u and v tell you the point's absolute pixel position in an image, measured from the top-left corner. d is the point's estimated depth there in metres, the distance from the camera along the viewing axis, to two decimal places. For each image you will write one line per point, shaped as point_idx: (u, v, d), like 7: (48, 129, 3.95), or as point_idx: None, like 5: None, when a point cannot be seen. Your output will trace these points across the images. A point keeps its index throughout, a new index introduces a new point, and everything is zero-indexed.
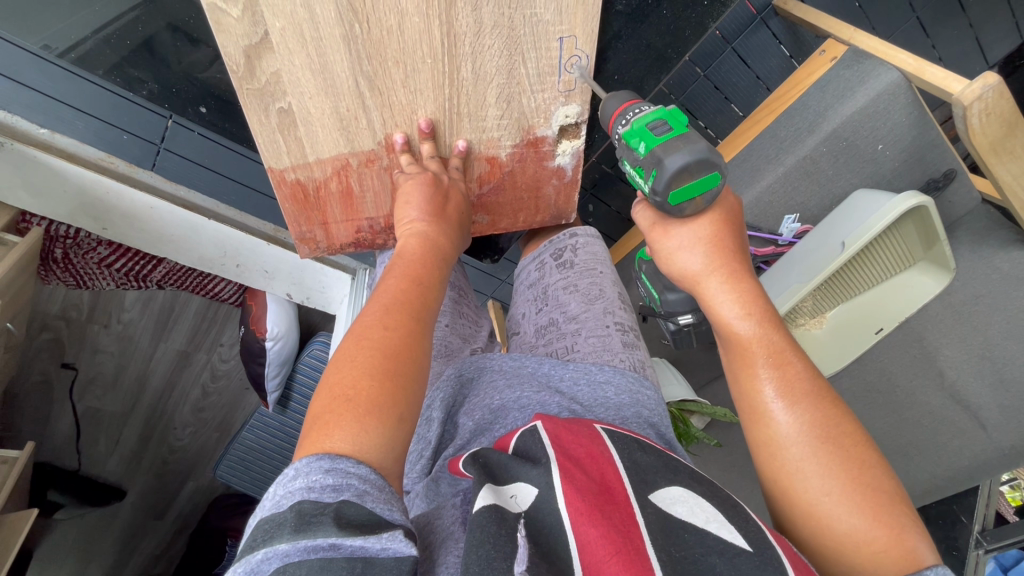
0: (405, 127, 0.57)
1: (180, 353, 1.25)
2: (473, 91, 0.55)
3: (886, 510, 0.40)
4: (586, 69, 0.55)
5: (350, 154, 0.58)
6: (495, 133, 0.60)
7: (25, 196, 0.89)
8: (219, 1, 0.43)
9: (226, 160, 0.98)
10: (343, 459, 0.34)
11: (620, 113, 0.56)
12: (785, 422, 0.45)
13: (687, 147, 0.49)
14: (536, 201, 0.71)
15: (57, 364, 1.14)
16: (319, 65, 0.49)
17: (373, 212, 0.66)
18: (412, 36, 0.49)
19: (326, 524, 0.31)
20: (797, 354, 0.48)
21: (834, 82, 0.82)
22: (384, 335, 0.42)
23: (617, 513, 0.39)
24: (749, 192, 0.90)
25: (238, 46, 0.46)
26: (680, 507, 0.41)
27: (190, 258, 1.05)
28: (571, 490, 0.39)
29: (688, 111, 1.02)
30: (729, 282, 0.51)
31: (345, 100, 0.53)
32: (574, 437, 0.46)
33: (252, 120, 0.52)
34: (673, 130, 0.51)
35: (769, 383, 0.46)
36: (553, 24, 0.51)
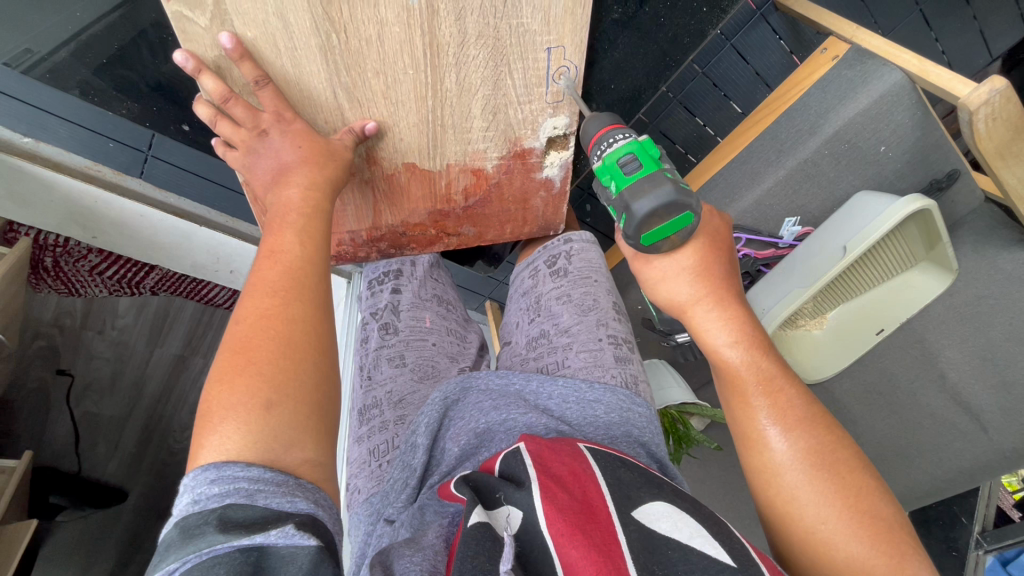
0: (391, 139, 0.55)
1: (176, 358, 1.27)
2: (458, 103, 0.53)
3: (884, 537, 0.39)
4: (574, 80, 0.54)
5: None
6: (481, 145, 0.58)
7: (12, 206, 0.89)
8: (185, 9, 0.40)
9: (216, 166, 0.97)
10: (229, 466, 0.36)
11: (599, 139, 0.53)
12: (779, 449, 0.44)
13: (655, 191, 0.47)
14: (524, 212, 0.70)
15: (53, 371, 1.14)
16: (295, 76, 0.47)
17: (355, 225, 0.64)
18: (393, 46, 0.46)
19: (209, 532, 0.33)
20: (790, 379, 0.48)
21: (836, 82, 0.79)
22: (235, 330, 0.42)
23: (599, 531, 0.38)
24: (747, 196, 0.87)
25: (208, 56, 0.44)
26: (663, 522, 0.40)
27: (182, 265, 1.08)
28: (551, 510, 0.40)
29: (686, 109, 1.00)
30: (719, 308, 0.50)
31: (324, 112, 0.51)
32: (556, 456, 0.46)
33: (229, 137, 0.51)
34: (643, 168, 0.49)
35: (762, 410, 0.46)
36: (541, 35, 0.49)
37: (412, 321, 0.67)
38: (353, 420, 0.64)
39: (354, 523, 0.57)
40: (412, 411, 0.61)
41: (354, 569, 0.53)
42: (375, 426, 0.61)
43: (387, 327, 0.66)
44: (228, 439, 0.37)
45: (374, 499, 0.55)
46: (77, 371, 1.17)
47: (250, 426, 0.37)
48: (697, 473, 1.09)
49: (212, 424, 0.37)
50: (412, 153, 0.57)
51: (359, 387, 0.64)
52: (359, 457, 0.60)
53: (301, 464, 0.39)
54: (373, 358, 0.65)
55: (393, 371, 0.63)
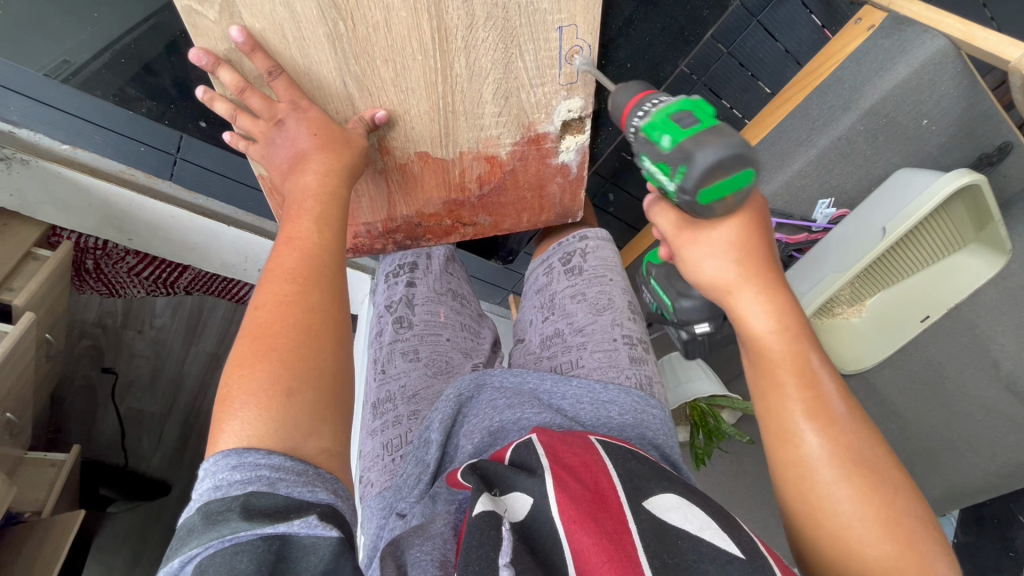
0: (400, 132, 0.55)
1: (211, 356, 1.32)
2: (468, 88, 0.52)
3: (912, 536, 0.39)
4: (589, 59, 0.52)
5: None
6: (494, 131, 0.57)
7: (53, 210, 0.99)
8: (194, 3, 0.40)
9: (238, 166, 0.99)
10: (250, 452, 0.36)
11: (635, 106, 0.52)
12: (814, 444, 0.42)
13: (716, 142, 0.43)
14: (541, 200, 0.68)
15: (98, 369, 1.22)
16: (303, 65, 0.47)
17: (369, 217, 0.64)
18: (401, 33, 0.46)
19: (232, 519, 0.32)
20: (827, 372, 0.45)
21: (871, 53, 0.73)
22: (253, 316, 0.41)
23: (611, 520, 0.38)
24: (777, 178, 0.82)
25: (217, 49, 0.45)
26: (674, 513, 0.39)
27: (214, 264, 1.16)
28: (565, 498, 0.39)
29: (711, 92, 0.98)
30: (763, 295, 0.46)
31: (335, 103, 0.51)
32: (566, 446, 0.45)
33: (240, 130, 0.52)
34: (700, 122, 0.45)
35: (799, 403, 0.44)
36: (551, 13, 0.47)
37: (426, 315, 0.67)
38: (366, 414, 0.64)
39: (366, 516, 0.58)
40: (424, 407, 0.60)
41: (366, 561, 0.53)
42: (387, 420, 0.61)
43: (401, 321, 0.66)
44: (246, 425, 0.37)
45: (386, 493, 0.55)
46: (120, 369, 1.24)
47: (264, 421, 0.37)
48: (730, 469, 1.06)
49: (231, 411, 0.37)
50: (425, 142, 0.57)
51: (373, 381, 0.64)
52: (371, 450, 0.60)
53: (318, 454, 0.38)
54: (387, 351, 0.65)
55: (406, 365, 0.63)
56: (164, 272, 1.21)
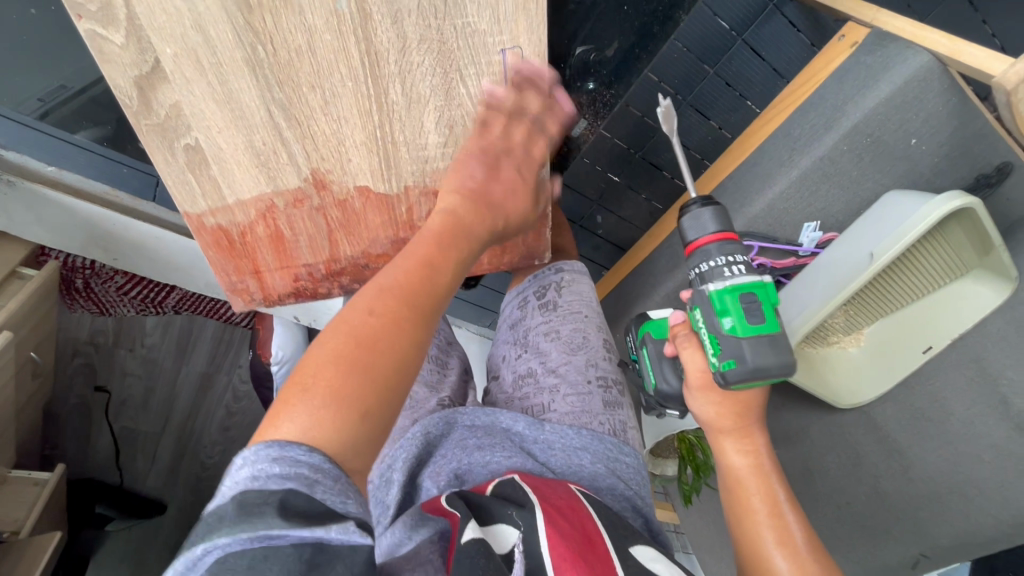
0: (333, 163, 0.48)
1: (202, 376, 1.33)
2: (407, 117, 0.47)
3: None
4: (539, 87, 0.47)
5: (275, 194, 0.49)
6: (442, 163, 0.51)
7: (40, 230, 1.01)
8: (98, 28, 0.38)
9: None
10: (293, 446, 0.32)
11: (707, 248, 0.54)
12: (782, 568, 0.46)
13: (769, 352, 0.52)
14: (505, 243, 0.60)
15: (91, 387, 1.24)
16: (224, 94, 0.43)
17: (310, 258, 0.54)
18: (326, 56, 0.42)
19: (269, 514, 0.30)
20: (793, 507, 0.50)
21: (854, 71, 0.70)
22: (365, 321, 0.38)
23: (598, 563, 0.39)
24: (757, 202, 0.77)
25: (128, 77, 0.41)
26: (656, 564, 0.42)
27: (198, 285, 1.15)
28: (553, 534, 0.40)
29: (699, 113, 0.98)
30: (742, 437, 0.54)
31: (259, 132, 0.45)
32: (551, 488, 0.47)
33: (158, 159, 0.45)
34: (765, 323, 0.53)
35: (769, 528, 0.48)
36: (491, 34, 0.43)
37: None
38: None
39: None
40: None
41: None
42: None
43: None
44: None
45: None
46: (113, 388, 1.26)
47: None
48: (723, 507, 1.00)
49: (297, 408, 0.34)
50: (365, 176, 0.49)
51: None
52: None
53: None
54: None
55: None
56: (151, 292, 1.21)
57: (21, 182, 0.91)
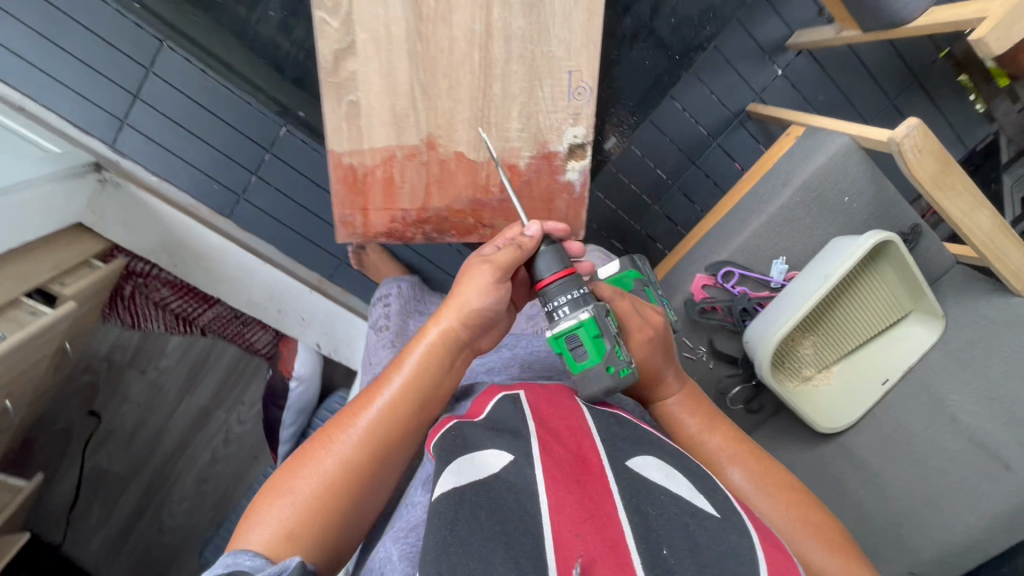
0: (445, 130, 0.68)
1: (201, 410, 1.48)
2: (501, 106, 0.68)
3: (822, 531, 0.58)
4: (590, 98, 0.70)
5: (397, 147, 0.68)
6: (517, 143, 0.70)
7: (121, 231, 1.15)
8: (326, 15, 0.60)
9: (305, 192, 1.16)
10: (245, 553, 0.49)
11: (548, 285, 0.62)
12: (740, 483, 0.63)
13: (597, 381, 0.60)
14: (549, 215, 0.75)
15: (86, 412, 1.43)
16: (386, 69, 0.64)
17: (408, 204, 0.71)
18: (459, 56, 0.65)
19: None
20: (735, 435, 0.68)
21: (799, 151, 0.97)
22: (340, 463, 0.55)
23: (593, 482, 0.47)
24: (737, 237, 0.97)
25: (331, 48, 0.62)
26: (652, 471, 0.50)
27: (239, 301, 1.26)
28: (550, 462, 0.48)
29: (684, 195, 1.26)
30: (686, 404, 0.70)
31: (402, 99, 0.65)
32: (555, 413, 0.56)
33: (327, 108, 0.64)
34: (592, 355, 0.60)
35: (727, 462, 0.65)
36: (563, 60, 0.68)
37: None
38: None
39: None
40: None
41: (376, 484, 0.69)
42: None
43: None
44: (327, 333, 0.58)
45: None
46: (104, 416, 1.44)
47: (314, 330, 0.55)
48: None
49: (267, 511, 0.52)
50: (463, 143, 0.69)
51: None
52: None
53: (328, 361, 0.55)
54: None
55: None
56: (188, 308, 1.32)
57: (126, 186, 1.10)
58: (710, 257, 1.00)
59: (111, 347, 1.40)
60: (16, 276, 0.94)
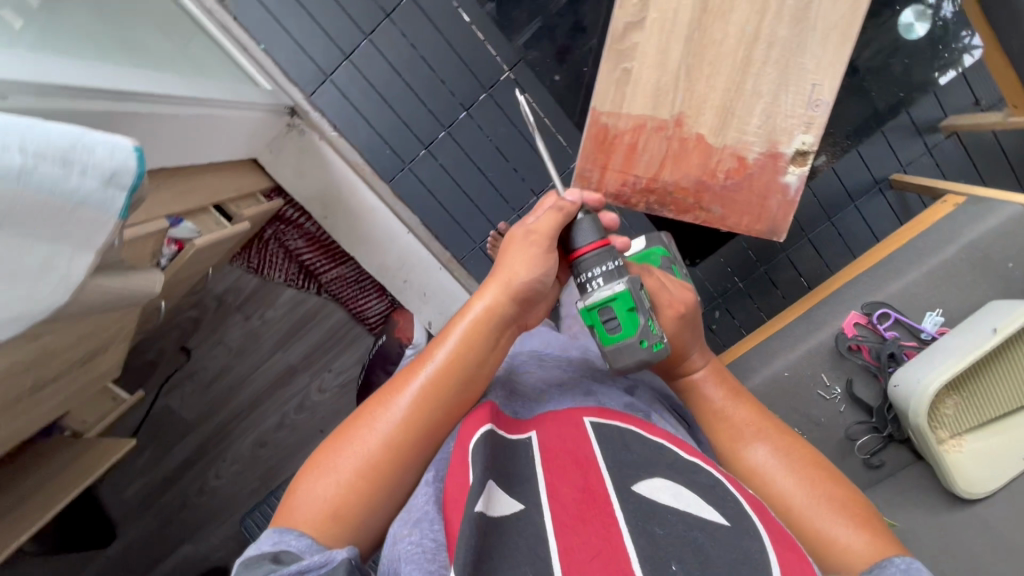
0: (694, 112, 0.74)
1: (288, 368, 1.44)
2: (747, 101, 0.74)
3: (857, 513, 0.54)
4: (827, 111, 0.75)
5: (650, 118, 0.74)
6: (751, 138, 0.76)
7: (289, 174, 1.22)
8: None
9: (466, 172, 1.23)
10: (288, 533, 0.47)
11: (583, 255, 0.58)
12: (762, 459, 0.59)
13: (630, 355, 0.57)
14: (760, 210, 0.79)
15: (178, 347, 1.43)
16: (663, 46, 0.71)
17: (643, 171, 0.77)
18: (727, 49, 0.72)
19: (263, 565, 0.43)
20: (758, 414, 0.64)
21: (962, 214, 1.00)
22: (379, 437, 0.52)
23: (599, 516, 0.45)
24: (894, 283, 1.01)
25: (625, 19, 0.70)
26: (662, 493, 0.48)
27: (372, 264, 1.30)
28: (556, 505, 0.46)
29: (813, 248, 1.30)
30: (715, 379, 0.67)
31: (668, 77, 0.72)
32: (562, 446, 0.52)
33: (605, 67, 0.72)
34: (626, 326, 0.56)
35: (752, 440, 0.61)
36: (811, 72, 0.73)
37: None
38: None
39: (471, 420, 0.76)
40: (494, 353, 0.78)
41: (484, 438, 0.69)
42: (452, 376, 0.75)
43: None
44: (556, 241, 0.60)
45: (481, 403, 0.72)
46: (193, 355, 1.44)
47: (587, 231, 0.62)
48: None
49: (307, 486, 0.51)
50: (706, 127, 0.75)
51: None
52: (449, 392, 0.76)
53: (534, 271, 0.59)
54: None
55: None
56: (316, 263, 1.37)
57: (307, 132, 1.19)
58: (861, 299, 1.03)
59: (225, 288, 1.42)
60: (205, 189, 0.97)
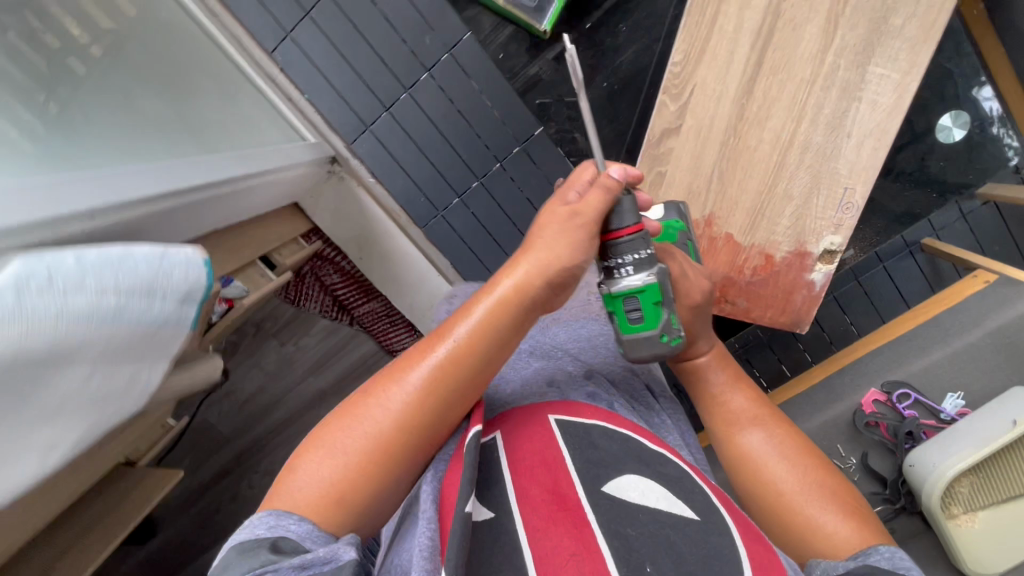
0: (725, 213, 0.77)
1: (317, 394, 1.48)
2: (778, 203, 0.76)
3: (850, 507, 0.52)
4: (856, 214, 0.75)
5: None
6: (780, 237, 0.77)
7: (328, 218, 1.30)
8: (668, 99, 0.75)
9: (497, 220, 1.26)
10: (286, 516, 0.41)
11: (617, 237, 0.52)
12: (759, 447, 0.56)
13: (647, 348, 0.54)
14: (784, 304, 0.80)
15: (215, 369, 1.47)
16: (698, 152, 0.75)
17: None
18: (761, 154, 0.74)
19: (261, 554, 0.38)
20: (755, 400, 0.60)
21: (992, 295, 1.01)
22: (391, 418, 0.46)
23: (572, 518, 0.44)
24: (918, 361, 1.02)
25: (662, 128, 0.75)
26: (633, 491, 0.46)
27: (402, 302, 1.40)
28: (527, 512, 0.44)
29: (838, 304, 1.30)
30: (719, 366, 0.62)
31: (701, 180, 0.76)
32: (528, 447, 0.50)
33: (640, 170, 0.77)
34: (649, 319, 0.53)
35: (745, 425, 0.58)
36: (844, 177, 0.74)
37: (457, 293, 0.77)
38: None
39: None
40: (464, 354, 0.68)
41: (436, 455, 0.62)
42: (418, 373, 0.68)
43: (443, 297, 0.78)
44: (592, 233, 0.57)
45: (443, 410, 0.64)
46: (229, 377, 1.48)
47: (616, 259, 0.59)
48: None
49: (303, 469, 0.44)
50: (736, 227, 0.77)
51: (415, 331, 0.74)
52: None
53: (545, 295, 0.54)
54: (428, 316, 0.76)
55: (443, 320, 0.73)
56: (349, 297, 1.44)
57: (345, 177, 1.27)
58: (882, 372, 1.05)
59: (263, 315, 1.46)
60: (252, 246, 1.03)
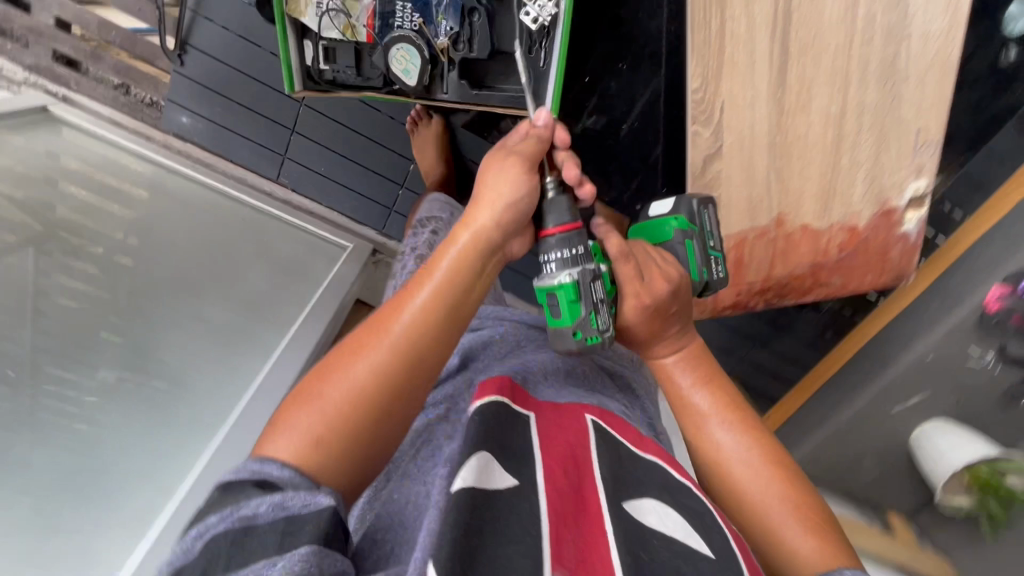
0: (792, 208, 0.73)
1: None
2: (847, 175, 0.71)
3: (820, 524, 0.49)
4: (936, 152, 0.68)
5: (750, 228, 0.75)
6: (859, 207, 0.72)
7: None
8: (699, 126, 0.70)
9: None
10: (270, 463, 0.39)
11: (548, 240, 0.53)
12: (731, 449, 0.53)
13: (561, 342, 0.53)
14: (882, 263, 0.76)
15: None
16: (747, 161, 0.72)
17: (755, 276, 0.78)
18: (813, 138, 0.69)
19: (240, 500, 0.36)
20: (734, 401, 0.56)
21: None
22: (375, 373, 0.44)
23: (590, 522, 0.39)
24: None
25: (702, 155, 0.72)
26: (653, 517, 0.41)
27: None
28: (552, 492, 0.39)
29: None
30: (689, 369, 0.57)
31: (758, 187, 0.73)
32: (563, 437, 0.45)
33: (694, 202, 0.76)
34: (567, 315, 0.51)
35: (720, 428, 0.54)
36: (912, 121, 0.68)
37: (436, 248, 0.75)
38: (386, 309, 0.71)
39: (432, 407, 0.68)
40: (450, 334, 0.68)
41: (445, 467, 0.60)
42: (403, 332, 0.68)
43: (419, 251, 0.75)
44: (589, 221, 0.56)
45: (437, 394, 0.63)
46: None
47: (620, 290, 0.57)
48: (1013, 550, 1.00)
49: (275, 442, 0.41)
50: (809, 216, 0.74)
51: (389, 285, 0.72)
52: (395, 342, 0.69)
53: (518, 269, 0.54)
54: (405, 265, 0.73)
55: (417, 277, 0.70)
56: None
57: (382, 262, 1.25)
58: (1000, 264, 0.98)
59: None
60: None
